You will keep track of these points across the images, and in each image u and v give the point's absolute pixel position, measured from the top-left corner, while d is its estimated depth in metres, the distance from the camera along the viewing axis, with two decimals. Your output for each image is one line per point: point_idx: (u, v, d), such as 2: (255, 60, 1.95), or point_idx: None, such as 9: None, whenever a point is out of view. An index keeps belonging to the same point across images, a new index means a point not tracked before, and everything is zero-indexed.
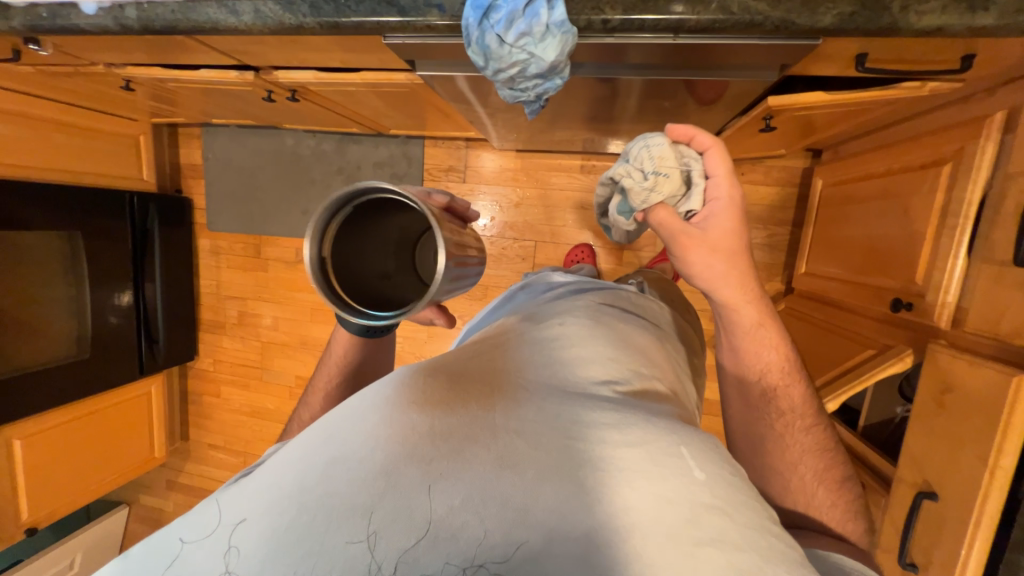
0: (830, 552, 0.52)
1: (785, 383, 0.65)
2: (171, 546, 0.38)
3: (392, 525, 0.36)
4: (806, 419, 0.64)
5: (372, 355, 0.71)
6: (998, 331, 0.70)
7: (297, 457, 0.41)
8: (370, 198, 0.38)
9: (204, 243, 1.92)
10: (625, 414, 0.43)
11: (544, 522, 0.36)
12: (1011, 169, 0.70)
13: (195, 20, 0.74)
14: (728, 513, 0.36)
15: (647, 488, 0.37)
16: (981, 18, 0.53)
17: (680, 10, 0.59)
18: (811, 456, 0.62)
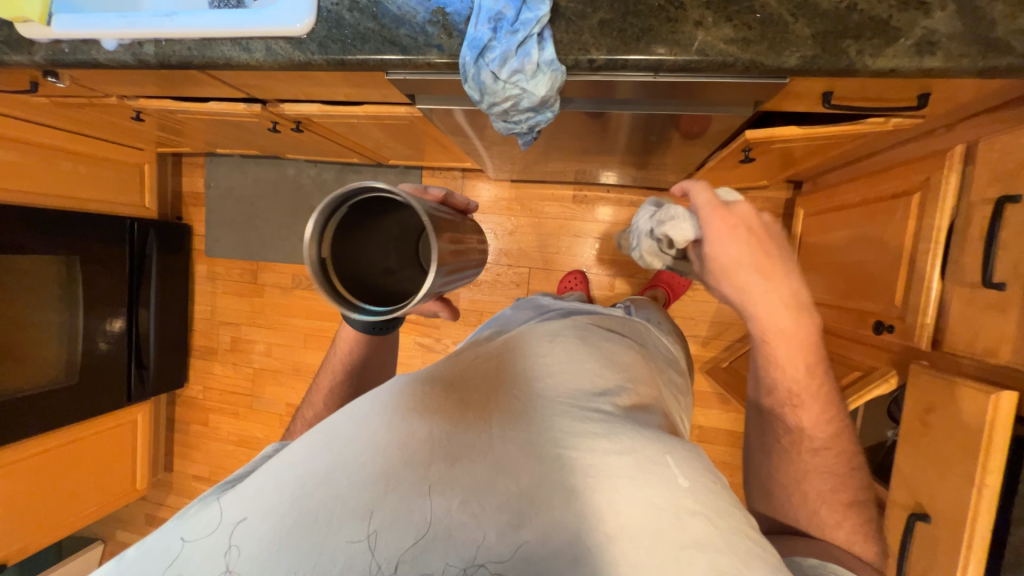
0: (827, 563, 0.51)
1: (799, 403, 0.62)
2: (171, 544, 0.39)
3: (390, 526, 0.37)
4: (818, 440, 0.62)
5: (375, 351, 0.72)
6: (975, 349, 0.72)
7: (294, 460, 0.41)
8: (354, 197, 0.39)
9: (201, 269, 1.93)
10: (613, 422, 0.44)
11: (539, 525, 0.37)
12: (975, 196, 0.75)
13: (209, 56, 0.79)
14: (712, 518, 0.37)
15: (634, 493, 0.38)
16: (928, 62, 0.59)
17: (661, 52, 0.64)
18: (818, 475, 0.61)
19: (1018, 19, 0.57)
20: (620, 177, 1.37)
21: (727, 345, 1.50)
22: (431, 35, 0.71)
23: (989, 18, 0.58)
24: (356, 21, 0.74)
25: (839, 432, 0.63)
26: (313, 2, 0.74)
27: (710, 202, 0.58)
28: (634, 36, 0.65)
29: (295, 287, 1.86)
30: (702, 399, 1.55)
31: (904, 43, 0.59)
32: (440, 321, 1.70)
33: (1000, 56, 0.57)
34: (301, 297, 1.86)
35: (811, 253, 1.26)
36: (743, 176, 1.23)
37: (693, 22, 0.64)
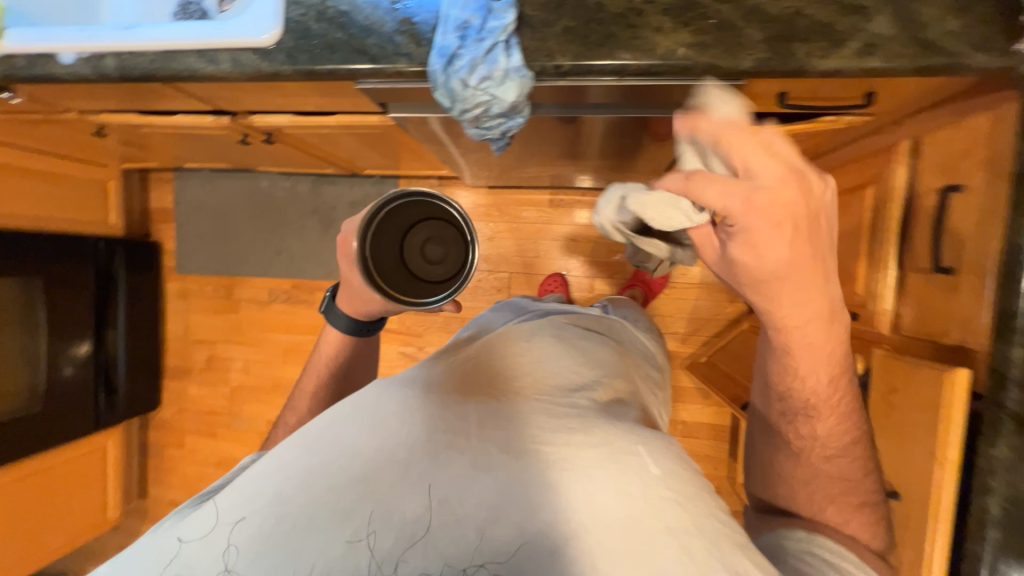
0: (815, 535, 0.58)
1: (817, 411, 0.60)
2: (169, 545, 0.40)
3: (371, 528, 0.38)
4: (832, 446, 0.61)
5: (358, 355, 0.72)
6: (931, 331, 0.76)
7: (277, 465, 0.42)
8: (385, 208, 0.56)
9: (172, 287, 1.88)
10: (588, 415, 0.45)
11: (515, 520, 0.38)
12: (923, 187, 0.79)
13: (173, 68, 0.78)
14: (683, 503, 0.38)
15: (608, 484, 0.39)
16: (871, 62, 0.62)
17: (624, 57, 0.67)
18: (827, 477, 0.61)
19: (948, 21, 0.61)
20: (594, 180, 1.40)
21: (705, 341, 1.54)
22: (400, 44, 0.72)
23: (923, 21, 0.62)
24: (324, 32, 0.74)
25: (854, 439, 0.62)
26: (279, 13, 0.74)
27: (722, 196, 0.48)
28: (597, 42, 0.67)
29: (272, 301, 1.82)
30: (684, 395, 1.58)
31: (847, 45, 0.63)
32: (422, 329, 1.69)
33: (934, 56, 0.61)
34: (278, 312, 1.82)
35: None
36: None
37: (653, 28, 0.66)
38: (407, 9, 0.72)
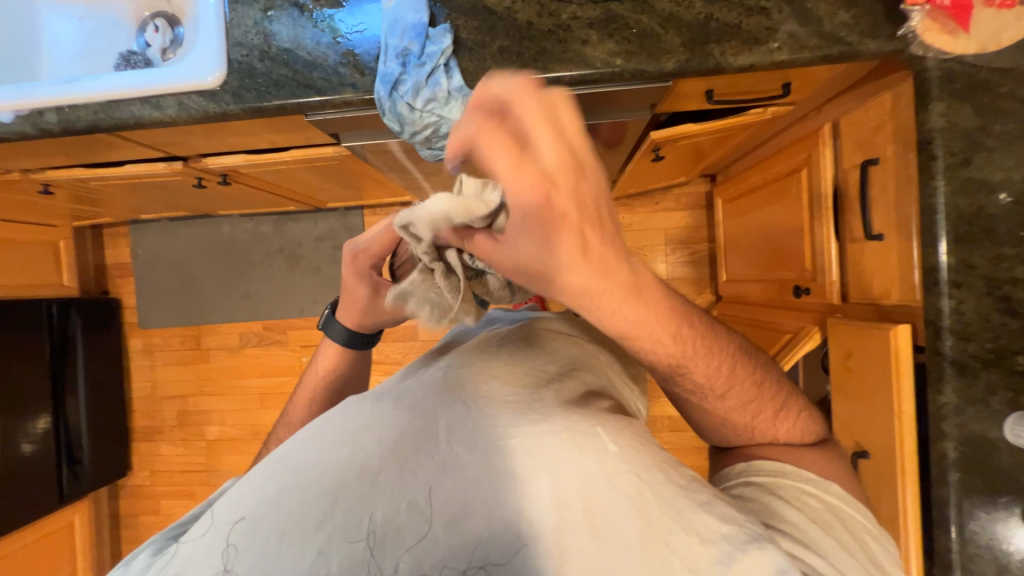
0: (752, 462, 0.51)
1: (687, 362, 0.47)
2: (174, 552, 0.42)
3: (340, 535, 0.38)
4: (721, 386, 0.49)
5: (355, 370, 0.72)
6: (874, 293, 0.81)
7: (255, 485, 0.43)
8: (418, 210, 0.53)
9: (135, 343, 1.80)
10: (550, 404, 0.46)
11: (481, 512, 0.39)
12: (847, 163, 0.86)
13: (117, 117, 0.78)
14: (640, 474, 0.40)
15: (569, 465, 0.40)
16: (778, 55, 0.68)
17: (557, 70, 0.71)
18: (737, 412, 0.51)
19: (839, 13, 0.68)
20: None
21: None
22: (344, 75, 0.75)
23: (819, 15, 0.68)
24: (268, 69, 0.76)
25: (735, 367, 0.50)
26: (222, 56, 0.76)
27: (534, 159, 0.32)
28: (532, 58, 0.72)
29: (244, 345, 1.77)
30: None
31: (755, 42, 0.69)
32: (401, 356, 1.67)
33: (832, 45, 0.68)
34: (251, 356, 1.77)
35: (734, 235, 1.38)
36: (662, 173, 1.33)
37: (581, 40, 0.71)
38: (348, 42, 0.75)
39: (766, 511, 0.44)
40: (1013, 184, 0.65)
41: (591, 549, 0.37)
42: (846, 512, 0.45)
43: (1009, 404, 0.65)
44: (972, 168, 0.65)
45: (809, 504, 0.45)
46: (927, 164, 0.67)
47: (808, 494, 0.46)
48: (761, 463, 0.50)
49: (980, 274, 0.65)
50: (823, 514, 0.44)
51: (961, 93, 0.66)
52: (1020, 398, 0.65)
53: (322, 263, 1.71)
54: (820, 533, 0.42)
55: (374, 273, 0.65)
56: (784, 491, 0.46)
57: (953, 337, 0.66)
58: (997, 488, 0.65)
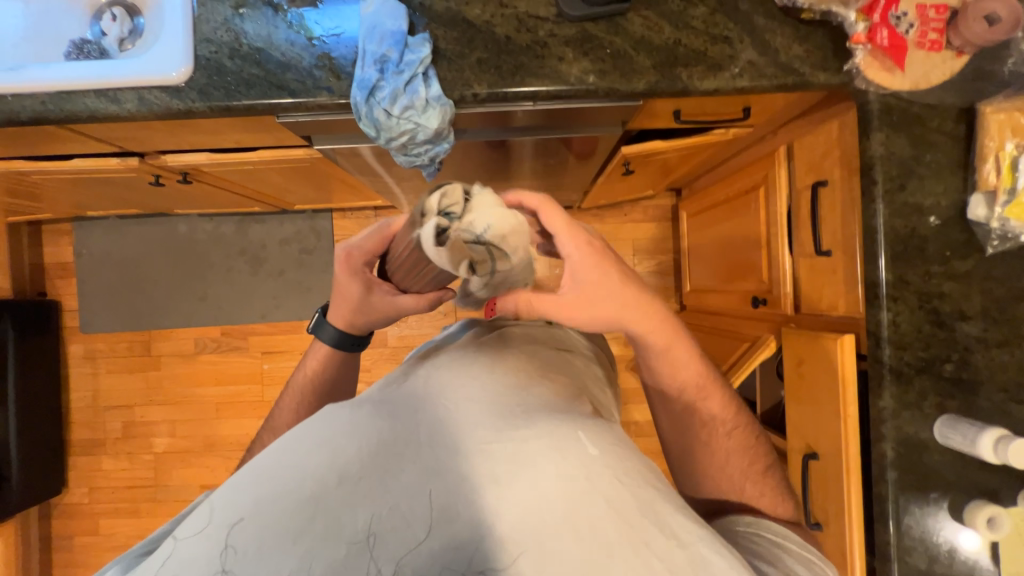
0: (761, 520, 0.56)
1: (705, 395, 0.63)
2: (163, 548, 0.41)
3: (323, 541, 0.38)
4: (729, 423, 0.64)
5: (343, 373, 0.71)
6: (823, 305, 0.88)
7: (236, 490, 0.42)
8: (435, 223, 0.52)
9: (75, 350, 1.67)
10: (531, 408, 0.48)
11: (465, 515, 0.40)
12: (799, 183, 0.93)
13: (69, 109, 0.74)
14: (619, 476, 0.42)
15: (548, 468, 0.41)
16: (740, 81, 0.73)
17: (534, 84, 0.73)
18: (737, 456, 0.63)
19: (793, 47, 0.74)
20: None
21: None
22: (319, 78, 0.73)
23: (776, 47, 0.74)
24: (238, 68, 0.74)
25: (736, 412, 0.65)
26: (189, 51, 0.73)
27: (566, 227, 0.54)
28: (509, 71, 0.73)
29: (199, 352, 1.68)
30: (634, 396, 1.66)
31: (719, 68, 0.73)
32: (369, 363, 1.63)
33: (788, 76, 0.73)
34: (207, 363, 1.68)
35: (697, 248, 1.44)
36: (631, 187, 1.37)
37: (557, 57, 0.73)
38: (324, 45, 0.74)
39: (772, 558, 0.49)
40: (940, 208, 0.72)
41: (571, 548, 0.38)
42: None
43: (938, 407, 0.71)
44: (907, 193, 0.72)
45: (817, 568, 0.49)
46: (869, 188, 0.73)
47: (816, 560, 0.50)
48: (772, 523, 0.55)
49: (914, 289, 0.72)
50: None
51: (897, 125, 0.73)
52: (947, 401, 0.71)
53: (287, 266, 1.66)
54: None
55: (366, 274, 0.64)
56: (793, 553, 0.50)
57: (891, 346, 0.72)
58: (928, 484, 0.72)
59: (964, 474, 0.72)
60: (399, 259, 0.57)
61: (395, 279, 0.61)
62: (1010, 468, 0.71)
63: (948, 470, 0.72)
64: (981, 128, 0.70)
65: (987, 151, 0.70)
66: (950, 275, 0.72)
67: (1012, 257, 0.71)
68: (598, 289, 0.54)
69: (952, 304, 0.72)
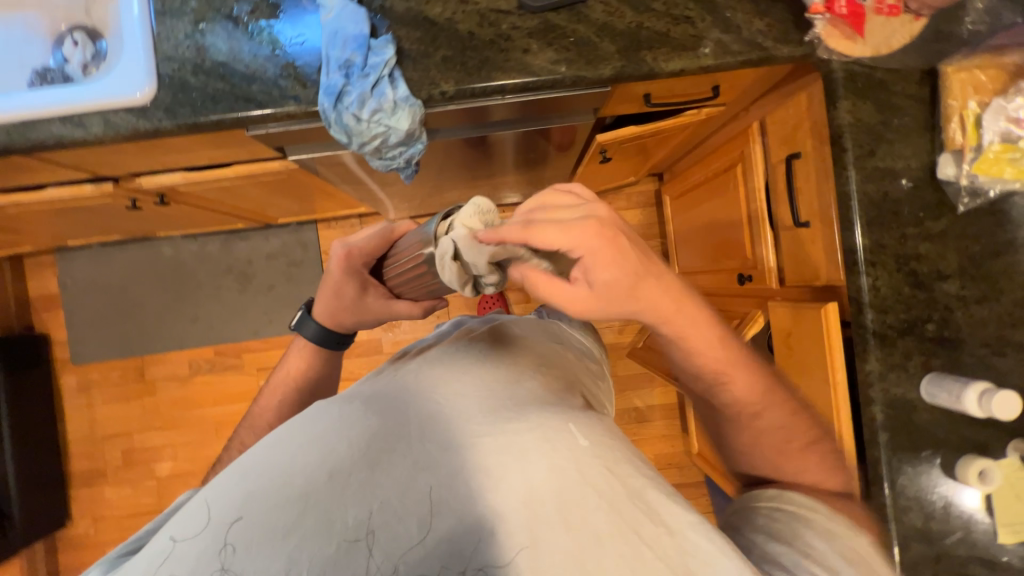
0: (784, 492, 0.52)
1: (729, 376, 0.56)
2: (162, 545, 0.41)
3: (314, 538, 0.39)
4: (762, 402, 0.57)
5: (324, 379, 0.70)
6: (806, 276, 0.88)
7: (233, 487, 0.42)
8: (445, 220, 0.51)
9: (68, 382, 1.65)
10: (522, 400, 0.48)
11: (456, 508, 0.40)
12: (774, 157, 0.94)
13: (34, 138, 0.73)
14: (609, 466, 0.42)
15: (540, 458, 0.41)
16: (705, 60, 0.73)
17: (501, 78, 0.73)
18: (775, 435, 0.56)
19: (755, 22, 0.74)
20: (511, 195, 1.46)
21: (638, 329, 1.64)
22: (285, 87, 0.73)
23: (738, 23, 0.74)
24: (203, 83, 0.73)
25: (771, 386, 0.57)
26: (152, 70, 0.73)
27: (565, 228, 0.42)
28: (475, 67, 0.73)
29: (194, 373, 1.67)
30: (632, 382, 1.67)
31: (684, 48, 0.73)
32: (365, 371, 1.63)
33: (752, 51, 0.74)
34: (203, 384, 1.67)
35: (683, 230, 1.44)
36: (612, 174, 1.38)
37: (522, 49, 0.73)
38: (288, 54, 0.73)
39: (790, 537, 0.46)
40: (911, 171, 0.73)
41: (561, 539, 0.38)
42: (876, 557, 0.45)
43: (923, 366, 0.72)
44: (877, 158, 0.73)
45: (845, 543, 0.45)
46: (840, 156, 0.74)
47: (845, 533, 0.46)
48: (795, 496, 0.51)
49: (891, 253, 0.73)
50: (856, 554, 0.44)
51: (862, 92, 0.73)
52: (932, 360, 0.72)
53: (275, 281, 1.65)
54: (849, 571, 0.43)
55: (363, 273, 0.64)
56: (817, 527, 0.47)
57: (873, 311, 0.73)
58: (919, 443, 0.73)
59: (954, 430, 0.73)
60: (398, 259, 0.59)
61: (393, 279, 0.62)
62: (998, 420, 0.72)
63: (938, 428, 0.73)
64: (944, 89, 0.71)
65: (951, 111, 0.71)
66: (925, 236, 0.73)
67: (985, 213, 0.72)
68: (618, 283, 0.44)
69: (929, 265, 0.73)
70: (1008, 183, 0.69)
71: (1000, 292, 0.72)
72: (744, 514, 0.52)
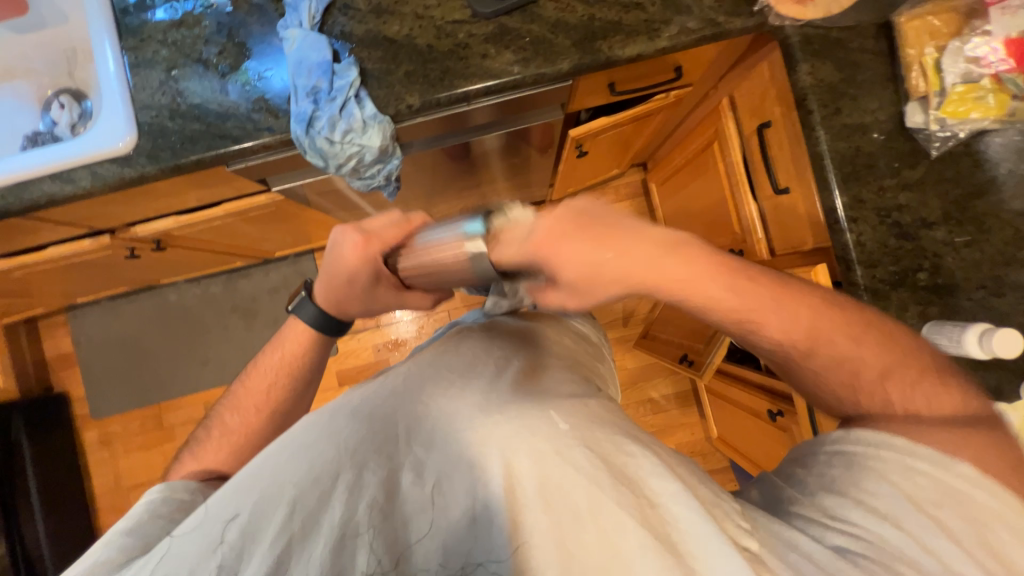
0: (851, 430, 0.51)
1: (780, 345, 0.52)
2: (163, 549, 0.44)
3: (305, 540, 0.41)
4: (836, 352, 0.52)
5: (309, 381, 0.70)
6: (794, 242, 0.88)
7: (228, 494, 0.45)
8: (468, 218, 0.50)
9: (89, 437, 1.68)
10: (503, 391, 0.48)
11: (444, 503, 0.42)
12: (747, 129, 0.94)
13: (27, 198, 0.76)
14: (591, 447, 0.44)
15: (522, 447, 0.43)
16: (659, 42, 0.75)
17: (463, 85, 0.75)
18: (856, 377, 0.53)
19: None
20: None
21: (643, 319, 1.64)
22: (258, 120, 0.76)
23: (687, 3, 0.75)
24: (180, 126, 0.76)
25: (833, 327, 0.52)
26: (132, 120, 0.76)
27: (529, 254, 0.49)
28: (437, 78, 0.75)
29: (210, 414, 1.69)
30: (645, 374, 1.65)
31: (637, 33, 0.75)
32: None
33: (706, 28, 0.75)
34: None
35: (673, 215, 1.44)
36: (596, 168, 1.38)
37: (480, 55, 0.75)
38: (258, 88, 0.76)
39: (845, 483, 0.48)
40: (880, 124, 0.73)
41: (546, 521, 0.41)
42: (961, 492, 0.44)
43: (922, 316, 0.71)
44: (844, 116, 0.73)
45: (911, 479, 0.46)
46: (807, 118, 0.74)
47: (916, 471, 0.46)
48: (863, 433, 0.50)
49: (871, 207, 0.72)
50: (925, 489, 0.45)
51: (820, 53, 0.74)
52: (929, 309, 0.71)
53: (278, 314, 1.68)
54: (909, 512, 0.44)
55: (376, 263, 0.61)
56: (879, 469, 0.47)
57: (862, 267, 0.72)
58: None
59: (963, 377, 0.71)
60: (413, 253, 0.55)
61: (408, 271, 0.57)
62: (1007, 361, 0.70)
63: None
64: (899, 39, 0.72)
65: (910, 59, 0.71)
66: (904, 186, 0.72)
67: (960, 156, 0.72)
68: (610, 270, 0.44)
69: (911, 214, 0.72)
70: (977, 122, 0.69)
71: (989, 232, 0.71)
72: (803, 462, 0.53)
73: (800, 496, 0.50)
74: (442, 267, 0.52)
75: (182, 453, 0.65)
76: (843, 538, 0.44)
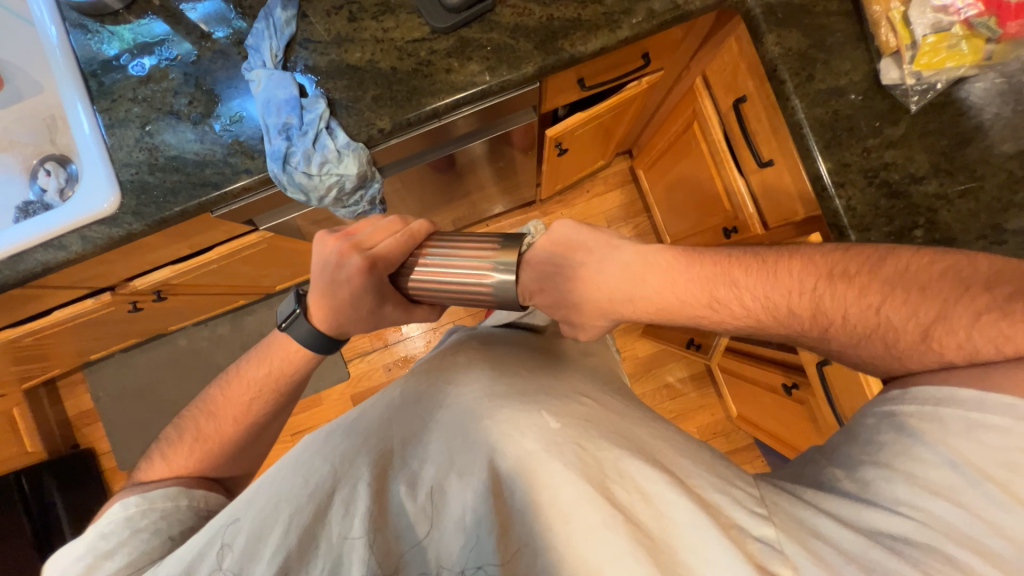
0: (909, 390, 0.50)
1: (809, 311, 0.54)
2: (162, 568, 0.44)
3: (298, 550, 0.41)
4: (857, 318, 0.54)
5: (278, 409, 0.67)
6: (784, 214, 0.87)
7: (228, 508, 0.45)
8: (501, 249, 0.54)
9: (120, 489, 1.70)
10: (495, 394, 0.49)
11: (435, 509, 0.43)
12: (723, 105, 0.93)
13: (23, 268, 0.78)
14: (579, 446, 0.45)
15: (512, 449, 0.44)
16: (621, 32, 0.74)
17: (432, 102, 0.75)
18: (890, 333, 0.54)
19: None
20: (489, 208, 1.47)
21: None
22: (235, 164, 0.77)
23: None
24: (160, 180, 0.77)
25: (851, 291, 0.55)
26: (112, 180, 0.77)
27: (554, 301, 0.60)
28: (405, 98, 0.75)
29: None
30: (658, 361, 1.64)
31: (598, 27, 0.74)
32: None
33: (666, 12, 0.74)
34: None
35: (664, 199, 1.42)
36: (580, 163, 1.38)
37: (445, 70, 0.76)
38: (231, 132, 0.77)
39: (893, 452, 0.47)
40: (855, 85, 0.72)
41: (538, 522, 0.41)
42: None
43: None
44: (817, 82, 0.72)
45: (978, 440, 0.43)
46: (780, 89, 0.73)
47: (980, 430, 0.44)
48: (921, 393, 0.48)
49: (857, 169, 0.71)
50: (994, 451, 0.43)
51: (785, 22, 0.73)
52: None
53: None
54: (963, 479, 0.42)
55: (381, 281, 0.58)
56: (935, 430, 0.46)
57: (856, 232, 0.70)
58: None
59: None
60: (426, 270, 0.56)
61: (420, 287, 0.57)
62: None
63: None
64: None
65: (877, 17, 0.70)
66: (888, 144, 0.71)
67: (940, 107, 0.71)
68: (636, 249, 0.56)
69: (899, 171, 0.71)
70: (954, 71, 0.68)
71: (981, 179, 0.70)
72: (849, 433, 0.52)
73: (842, 466, 0.50)
74: (460, 291, 0.54)
75: (149, 456, 0.63)
76: (896, 519, 0.43)
